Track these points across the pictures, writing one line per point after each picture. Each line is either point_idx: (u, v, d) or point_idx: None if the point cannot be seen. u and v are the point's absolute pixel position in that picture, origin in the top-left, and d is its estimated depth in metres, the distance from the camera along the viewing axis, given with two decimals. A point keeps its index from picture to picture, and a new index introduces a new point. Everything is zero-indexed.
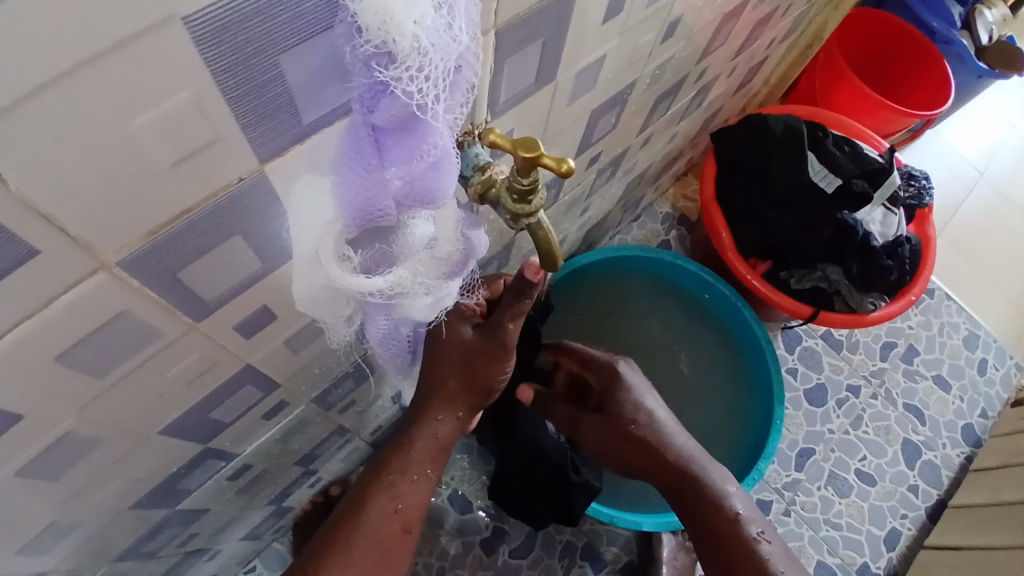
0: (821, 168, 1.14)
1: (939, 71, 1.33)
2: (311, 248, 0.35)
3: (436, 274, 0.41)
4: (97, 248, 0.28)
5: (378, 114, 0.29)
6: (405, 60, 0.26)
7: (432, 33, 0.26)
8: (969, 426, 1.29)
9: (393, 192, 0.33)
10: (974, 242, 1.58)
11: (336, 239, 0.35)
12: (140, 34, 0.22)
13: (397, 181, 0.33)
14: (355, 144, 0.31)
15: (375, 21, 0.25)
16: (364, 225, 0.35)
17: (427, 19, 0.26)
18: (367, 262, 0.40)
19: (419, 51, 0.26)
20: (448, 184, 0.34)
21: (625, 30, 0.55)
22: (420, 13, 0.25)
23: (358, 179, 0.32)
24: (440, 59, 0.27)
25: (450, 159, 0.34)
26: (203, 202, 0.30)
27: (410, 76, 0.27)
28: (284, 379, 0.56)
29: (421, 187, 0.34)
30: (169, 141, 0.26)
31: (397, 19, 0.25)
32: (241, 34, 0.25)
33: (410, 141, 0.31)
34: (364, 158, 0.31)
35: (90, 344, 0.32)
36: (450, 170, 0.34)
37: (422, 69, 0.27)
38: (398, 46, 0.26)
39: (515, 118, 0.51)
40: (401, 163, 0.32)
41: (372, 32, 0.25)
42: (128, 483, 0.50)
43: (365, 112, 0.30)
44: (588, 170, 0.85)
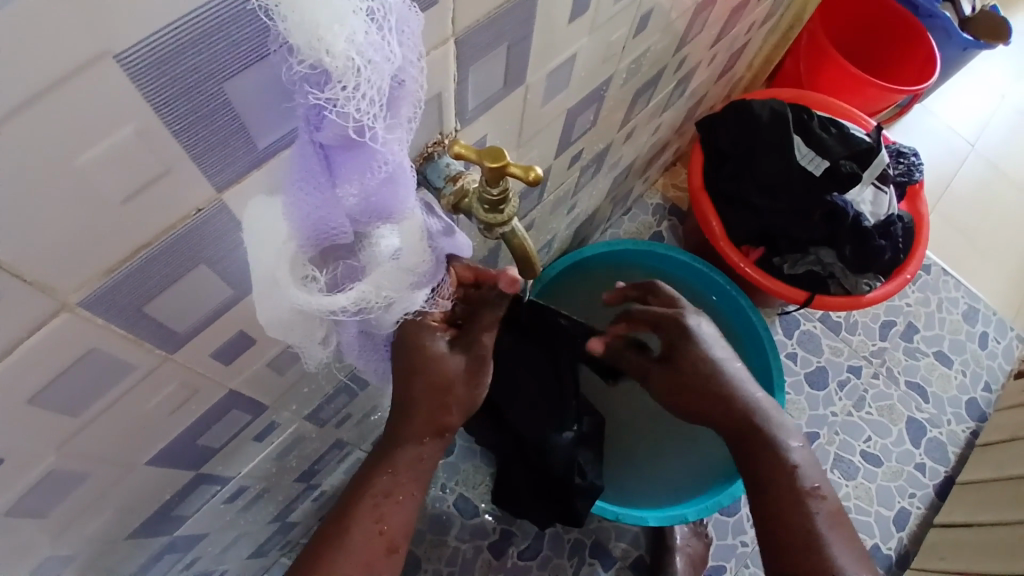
0: (808, 151, 1.14)
1: (923, 45, 1.32)
2: (269, 275, 0.34)
3: (403, 282, 0.40)
4: (57, 289, 0.28)
5: (323, 133, 0.29)
6: (342, 79, 0.26)
7: (367, 49, 0.26)
8: (973, 401, 1.28)
9: (348, 209, 0.33)
10: (968, 215, 1.57)
11: (294, 257, 0.35)
12: (76, 74, 0.21)
13: (351, 199, 0.32)
14: (303, 161, 0.30)
15: (304, 43, 0.24)
16: (322, 243, 0.35)
17: (360, 34, 0.25)
18: (333, 278, 0.39)
19: (355, 68, 0.26)
20: (404, 197, 0.34)
21: (594, 27, 0.54)
22: (351, 29, 0.25)
23: (309, 198, 0.31)
24: (377, 74, 0.27)
25: (405, 171, 0.33)
26: (161, 235, 0.30)
27: (348, 95, 0.26)
28: (272, 399, 0.56)
29: (374, 202, 0.33)
30: (118, 178, 0.26)
31: (326, 39, 0.24)
32: (178, 67, 0.24)
33: (358, 158, 0.30)
34: (313, 178, 0.31)
35: (60, 385, 0.32)
36: (406, 183, 0.34)
37: (360, 88, 0.27)
38: (330, 65, 0.25)
39: (487, 124, 0.50)
40: (351, 179, 0.31)
41: (303, 52, 0.24)
42: (119, 513, 0.49)
43: (310, 131, 0.29)
44: (572, 168, 0.84)
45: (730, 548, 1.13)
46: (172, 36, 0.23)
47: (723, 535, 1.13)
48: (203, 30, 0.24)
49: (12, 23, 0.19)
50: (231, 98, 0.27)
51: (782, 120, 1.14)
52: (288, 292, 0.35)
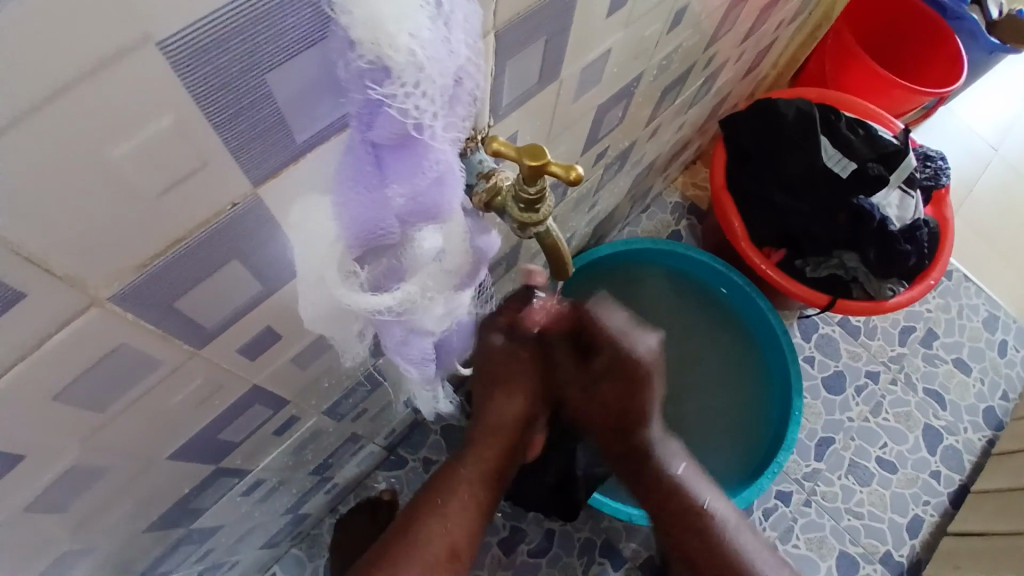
0: (835, 152, 1.12)
1: (951, 46, 1.29)
2: (315, 272, 0.33)
3: (444, 283, 0.40)
4: (87, 285, 0.27)
5: (376, 131, 0.27)
6: (401, 75, 0.25)
7: (429, 46, 0.25)
8: (991, 410, 1.26)
9: (397, 211, 0.31)
10: (991, 221, 1.54)
11: (342, 258, 0.33)
12: (116, 58, 0.20)
13: (400, 202, 0.31)
14: (353, 161, 0.29)
15: (366, 36, 0.23)
16: (370, 247, 0.33)
17: (423, 31, 0.24)
18: (376, 279, 0.37)
19: (416, 65, 0.25)
20: (451, 198, 0.32)
21: (630, 22, 0.53)
22: (414, 26, 0.24)
23: (359, 200, 0.30)
24: (437, 72, 0.26)
25: (455, 172, 0.31)
26: (196, 229, 0.29)
27: (406, 92, 0.26)
28: (294, 395, 0.55)
29: (423, 204, 0.31)
30: (153, 170, 0.25)
31: (390, 34, 0.24)
32: (221, 56, 0.23)
33: (410, 157, 0.29)
34: (363, 177, 0.30)
35: (86, 381, 0.31)
36: (455, 186, 0.32)
37: (420, 85, 0.26)
38: (391, 60, 0.24)
39: (519, 120, 0.49)
40: (403, 180, 0.30)
41: (364, 46, 0.24)
42: (137, 506, 0.48)
43: (362, 130, 0.28)
44: (596, 165, 0.83)
45: None
46: (228, 23, 0.22)
47: None
48: (252, 17, 0.23)
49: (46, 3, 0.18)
50: (276, 91, 0.26)
51: (809, 120, 1.12)
52: (335, 293, 0.34)
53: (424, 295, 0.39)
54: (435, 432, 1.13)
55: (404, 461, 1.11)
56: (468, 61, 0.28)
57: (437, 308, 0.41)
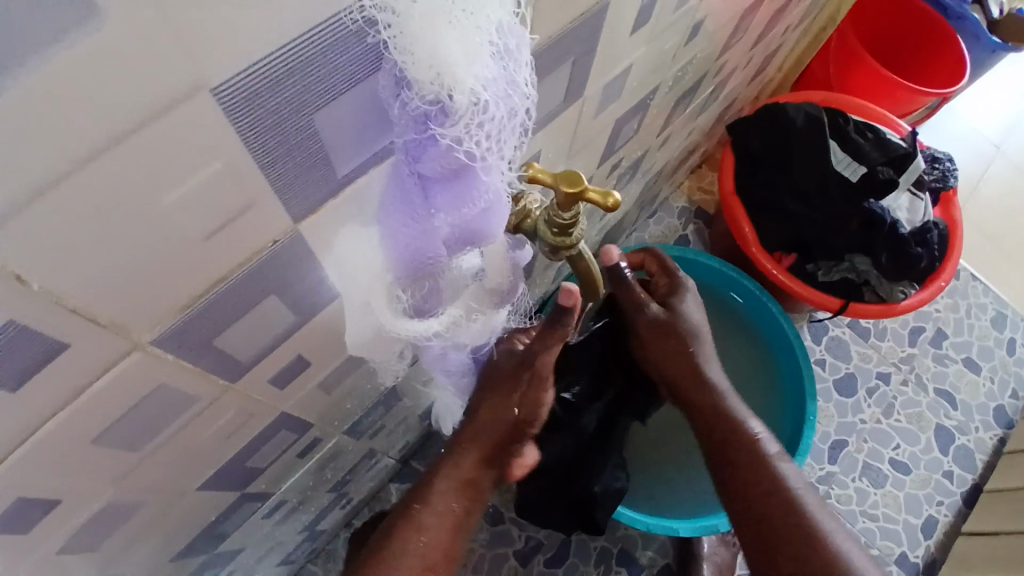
0: (844, 156, 1.11)
1: (955, 48, 1.29)
2: (361, 299, 0.35)
3: (486, 300, 0.42)
4: (130, 331, 0.26)
5: (424, 164, 0.28)
6: (461, 114, 0.26)
7: (489, 86, 0.26)
8: (1001, 408, 1.26)
9: (443, 238, 0.32)
10: (996, 219, 1.54)
11: (387, 286, 0.35)
12: (167, 109, 0.20)
13: (445, 227, 0.32)
14: (403, 189, 0.30)
15: (427, 78, 0.24)
16: (416, 274, 0.35)
17: (485, 72, 0.25)
18: (418, 304, 0.37)
19: (475, 105, 0.26)
20: (497, 225, 0.33)
21: (652, 37, 0.52)
22: (478, 68, 0.25)
23: (406, 226, 0.31)
24: (498, 110, 0.27)
25: (503, 203, 0.32)
26: (237, 269, 0.28)
27: (466, 129, 0.27)
28: (318, 418, 0.54)
29: (469, 231, 0.32)
30: (200, 216, 0.24)
31: (452, 74, 0.24)
32: (272, 99, 0.23)
33: (460, 190, 0.30)
34: (414, 206, 0.31)
35: (123, 423, 0.31)
36: (502, 214, 0.33)
37: (478, 121, 0.27)
38: (452, 101, 0.25)
39: (542, 139, 0.49)
40: (450, 210, 0.30)
41: (425, 86, 0.25)
42: (164, 537, 0.48)
43: (411, 161, 0.29)
44: (610, 176, 0.82)
45: None
46: (275, 69, 0.22)
47: None
48: (306, 59, 0.22)
49: (96, 57, 0.17)
50: (320, 129, 0.26)
51: (818, 125, 1.11)
52: (377, 315, 0.35)
53: (469, 316, 0.41)
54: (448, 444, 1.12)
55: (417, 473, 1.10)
56: (528, 99, 0.29)
57: (478, 324, 0.42)
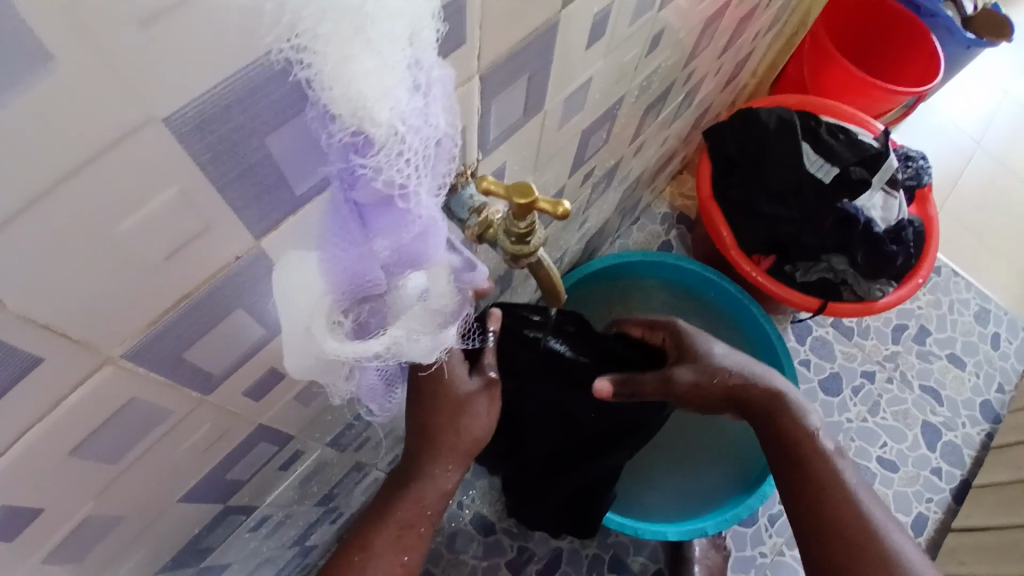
0: (817, 157, 1.14)
1: (927, 46, 1.31)
2: (303, 322, 0.35)
3: (429, 321, 0.41)
4: (101, 346, 0.28)
5: (359, 192, 0.31)
6: (384, 146, 0.28)
7: (407, 118, 0.28)
8: (987, 403, 1.28)
9: (383, 259, 0.34)
10: (975, 215, 1.56)
11: (327, 311, 0.35)
12: (122, 140, 0.22)
13: (386, 251, 0.34)
14: (341, 218, 0.32)
15: (347, 110, 0.26)
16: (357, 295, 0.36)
17: (402, 105, 0.27)
18: (360, 323, 0.39)
19: (395, 136, 0.28)
20: (436, 246, 0.35)
21: (610, 50, 0.54)
22: (394, 101, 0.27)
23: (347, 251, 0.33)
24: (416, 140, 0.29)
25: (438, 224, 0.35)
26: (202, 285, 0.30)
27: (390, 159, 0.28)
28: (297, 431, 0.56)
29: (408, 252, 0.35)
30: (161, 237, 0.26)
31: (371, 108, 0.26)
32: (225, 124, 0.24)
33: (393, 213, 0.32)
34: (352, 233, 0.33)
35: (100, 436, 0.33)
36: (439, 236, 0.35)
37: (401, 152, 0.29)
38: (371, 132, 0.27)
39: (505, 152, 0.51)
40: (387, 233, 0.33)
41: (346, 119, 0.26)
42: (149, 551, 0.49)
43: (347, 189, 0.31)
44: (584, 185, 0.84)
45: (750, 559, 1.12)
46: (228, 95, 0.24)
47: (742, 546, 1.12)
48: (254, 85, 0.24)
49: (50, 97, 0.19)
50: (274, 153, 0.27)
51: (790, 128, 1.14)
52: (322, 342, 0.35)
53: (414, 337, 0.39)
54: None
55: None
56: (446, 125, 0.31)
57: (427, 344, 0.40)
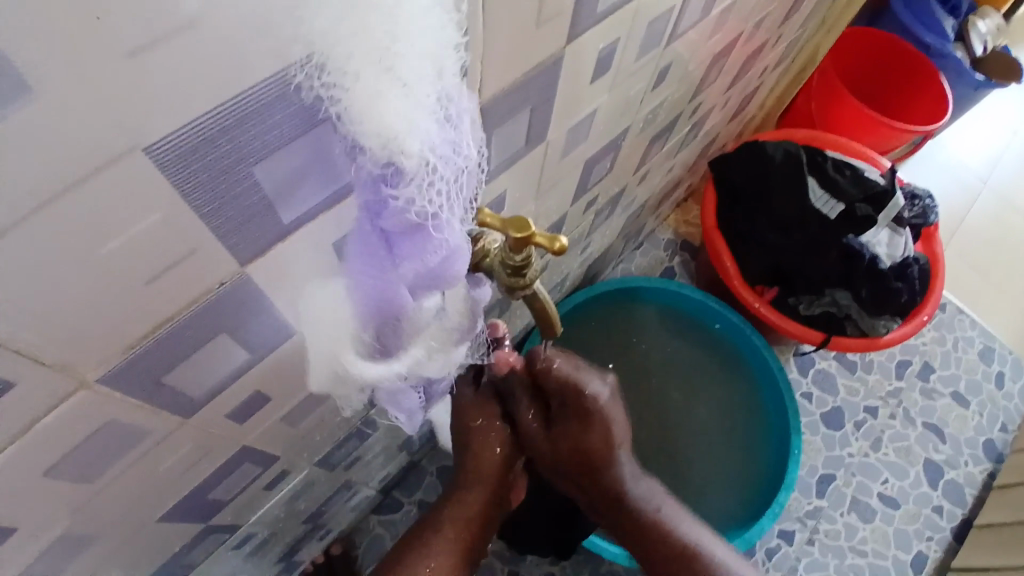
0: (822, 194, 1.14)
1: (936, 84, 1.31)
2: (330, 345, 0.35)
3: (445, 340, 0.40)
4: (79, 369, 0.28)
5: (386, 219, 0.29)
6: (413, 175, 0.27)
7: (437, 148, 0.27)
8: (990, 442, 1.26)
9: (408, 283, 0.32)
10: (982, 253, 1.55)
11: (353, 334, 0.34)
12: (106, 167, 0.21)
13: (411, 276, 0.32)
14: (364, 241, 0.30)
15: (378, 144, 0.25)
16: (383, 319, 0.34)
17: (433, 136, 0.27)
18: (382, 343, 0.36)
19: (426, 166, 0.27)
20: (461, 269, 0.33)
21: (615, 83, 0.54)
22: (425, 133, 0.26)
23: (371, 278, 0.31)
24: (446, 168, 0.29)
25: (464, 247, 0.33)
26: (183, 310, 0.30)
27: (418, 188, 0.28)
28: (284, 450, 0.55)
29: (437, 277, 0.32)
30: (141, 263, 0.26)
31: (402, 140, 0.25)
32: (208, 156, 0.24)
33: (421, 240, 0.30)
34: (376, 257, 0.31)
35: (77, 455, 0.32)
36: (465, 258, 0.33)
37: (430, 180, 0.28)
38: (404, 164, 0.26)
39: (506, 180, 0.50)
40: (415, 258, 0.31)
41: (376, 150, 0.26)
42: (126, 567, 0.48)
43: (373, 216, 0.29)
44: (587, 212, 0.84)
45: None
46: (211, 127, 0.23)
47: None
48: (239, 117, 0.24)
49: (32, 126, 0.19)
50: (263, 181, 0.27)
51: (796, 161, 1.14)
52: (345, 360, 0.35)
53: (430, 355, 0.40)
54: (431, 475, 1.11)
55: (399, 505, 1.09)
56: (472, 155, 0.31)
57: (440, 360, 0.41)
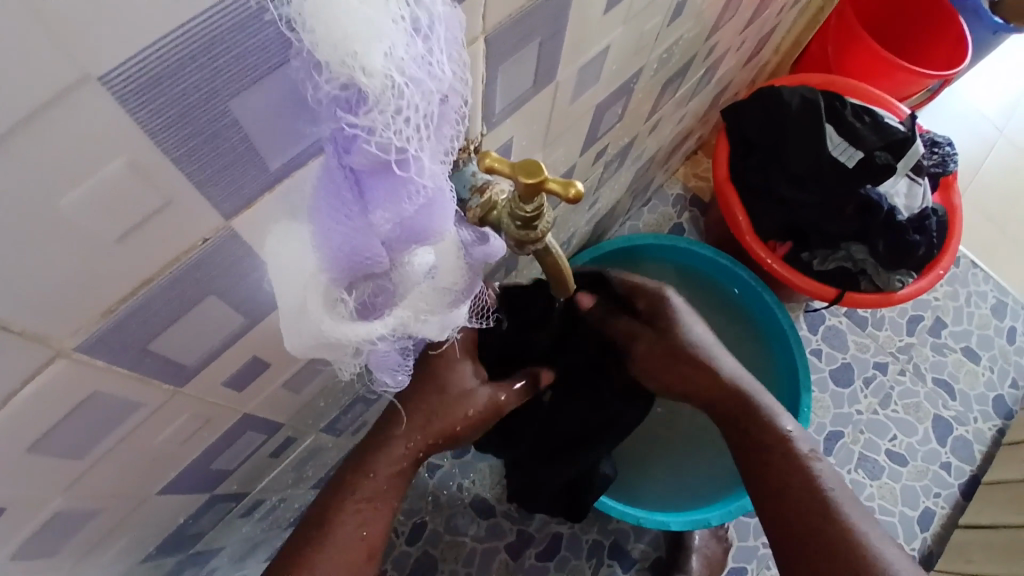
0: (840, 140, 1.08)
1: (956, 27, 1.25)
2: (297, 301, 0.31)
3: (438, 302, 0.38)
4: (50, 337, 0.25)
5: (353, 157, 0.25)
6: (380, 100, 0.23)
7: (407, 67, 0.24)
8: (1000, 398, 1.24)
9: (382, 236, 0.29)
10: (998, 204, 1.50)
11: (324, 288, 0.31)
12: (52, 104, 0.18)
13: (386, 226, 0.28)
14: (332, 184, 0.27)
15: (334, 59, 0.22)
16: (354, 274, 0.31)
17: (400, 51, 0.23)
18: (364, 302, 0.34)
19: (392, 88, 0.23)
20: (444, 222, 0.30)
21: (628, 17, 0.50)
22: (390, 45, 0.22)
23: (338, 227, 0.28)
24: (417, 93, 0.24)
25: (445, 193, 0.29)
26: (164, 270, 0.27)
27: (387, 118, 0.24)
28: (288, 417, 0.53)
29: (413, 228, 0.29)
30: (110, 217, 0.23)
31: (363, 56, 0.22)
32: (172, 88, 0.21)
33: (392, 182, 0.27)
34: (343, 204, 0.27)
35: (61, 431, 0.30)
36: (447, 206, 0.30)
37: (402, 108, 0.24)
38: (363, 84, 0.22)
39: (513, 126, 0.47)
40: (387, 205, 0.27)
41: (334, 68, 0.22)
42: (131, 538, 0.47)
43: (339, 154, 0.26)
44: (596, 164, 0.80)
45: (752, 549, 1.05)
46: (171, 54, 0.20)
47: (745, 536, 1.05)
48: (205, 41, 0.21)
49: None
50: (239, 119, 0.24)
51: (813, 109, 1.09)
52: (317, 320, 0.31)
53: (421, 318, 0.37)
54: None
55: None
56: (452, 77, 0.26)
57: (436, 323, 0.38)
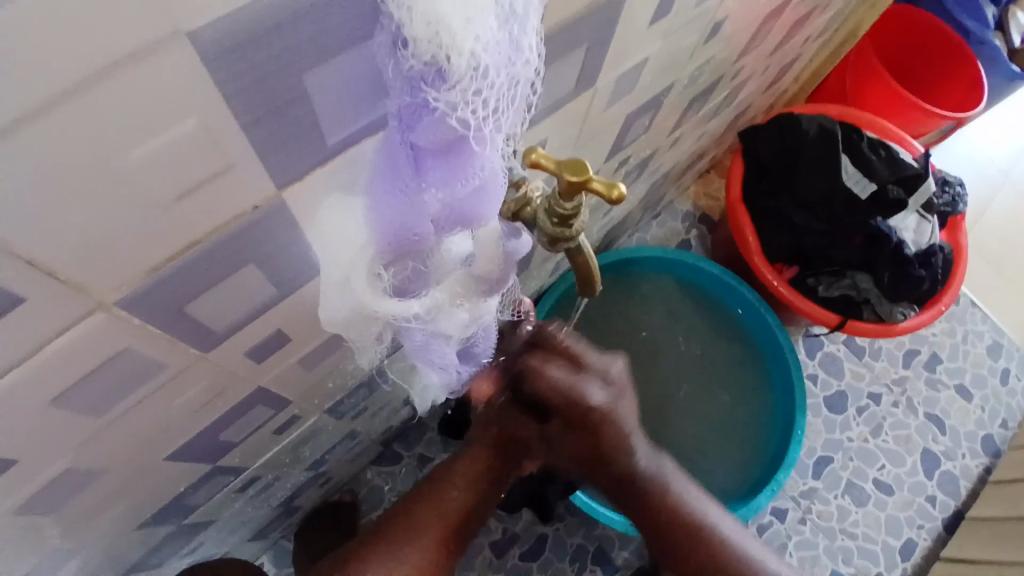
0: (855, 172, 1.09)
1: (970, 72, 1.26)
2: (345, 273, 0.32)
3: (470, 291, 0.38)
4: (94, 290, 0.25)
5: (418, 134, 0.26)
6: (460, 81, 0.23)
7: (493, 53, 0.24)
8: (989, 437, 1.25)
9: (432, 215, 0.29)
10: (1001, 247, 1.52)
11: (368, 260, 0.32)
12: (137, 56, 0.18)
13: (436, 206, 0.29)
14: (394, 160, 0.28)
15: (425, 35, 0.22)
16: (401, 248, 0.32)
17: (490, 34, 0.23)
18: (398, 283, 0.35)
19: (476, 70, 0.23)
20: (491, 210, 0.30)
21: (669, 31, 0.50)
22: (481, 28, 0.22)
23: (394, 202, 0.29)
24: (499, 77, 0.25)
25: (498, 179, 0.29)
26: (212, 233, 0.27)
27: (467, 100, 0.24)
28: (296, 396, 0.53)
29: (461, 212, 0.29)
30: (170, 175, 0.23)
31: (454, 34, 0.22)
32: (258, 53, 0.21)
33: (453, 164, 0.27)
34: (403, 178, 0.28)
35: (87, 386, 0.30)
36: (496, 195, 0.30)
37: (480, 90, 0.24)
38: (451, 64, 0.23)
39: (548, 128, 0.47)
40: (442, 184, 0.27)
41: (422, 45, 0.22)
42: (132, 501, 0.47)
43: (404, 129, 0.26)
44: (617, 173, 0.80)
45: None
46: (261, 20, 0.20)
47: None
48: (295, 11, 0.21)
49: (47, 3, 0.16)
50: (312, 94, 0.24)
51: (830, 140, 1.10)
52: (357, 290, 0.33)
53: (455, 302, 0.37)
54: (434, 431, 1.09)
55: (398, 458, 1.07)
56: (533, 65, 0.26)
57: (464, 314, 0.38)
